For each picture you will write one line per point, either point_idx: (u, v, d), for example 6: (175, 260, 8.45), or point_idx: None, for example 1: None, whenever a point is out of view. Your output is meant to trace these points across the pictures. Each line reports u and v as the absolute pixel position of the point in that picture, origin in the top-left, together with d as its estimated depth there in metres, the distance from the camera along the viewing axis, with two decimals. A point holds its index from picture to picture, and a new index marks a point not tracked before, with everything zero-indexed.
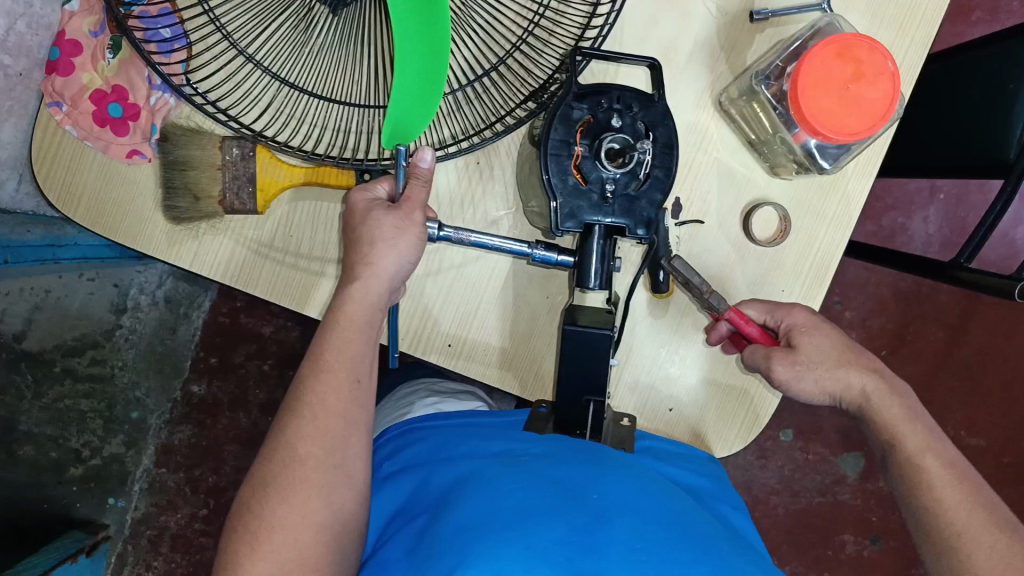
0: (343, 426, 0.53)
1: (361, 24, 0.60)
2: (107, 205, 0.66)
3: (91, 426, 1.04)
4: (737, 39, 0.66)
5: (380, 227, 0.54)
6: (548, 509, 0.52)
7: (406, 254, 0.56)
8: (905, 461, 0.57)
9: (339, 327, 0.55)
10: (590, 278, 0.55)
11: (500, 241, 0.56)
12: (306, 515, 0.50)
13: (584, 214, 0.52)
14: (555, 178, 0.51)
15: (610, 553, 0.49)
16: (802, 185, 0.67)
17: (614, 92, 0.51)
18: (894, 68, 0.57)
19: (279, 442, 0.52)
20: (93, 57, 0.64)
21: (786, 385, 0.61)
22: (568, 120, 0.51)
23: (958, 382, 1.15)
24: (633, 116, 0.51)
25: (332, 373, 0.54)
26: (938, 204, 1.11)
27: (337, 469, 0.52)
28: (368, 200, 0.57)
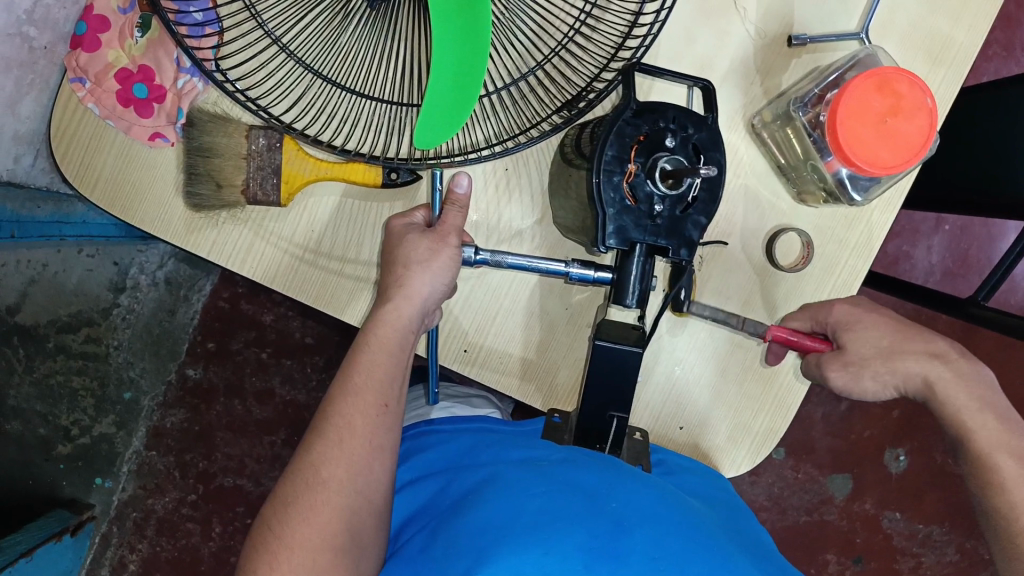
0: (366, 451, 0.55)
1: (401, 21, 0.60)
2: (124, 186, 0.64)
3: (82, 404, 1.02)
4: (773, 63, 0.66)
5: (415, 249, 0.58)
6: (571, 514, 0.53)
7: (440, 276, 0.59)
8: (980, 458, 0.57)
9: (370, 348, 0.58)
10: (628, 295, 0.57)
11: (535, 261, 0.59)
12: (327, 535, 0.52)
13: (630, 231, 0.53)
14: (607, 193, 0.53)
15: (630, 562, 0.50)
16: (826, 214, 0.68)
17: (670, 112, 0.53)
18: (933, 104, 0.58)
19: (304, 463, 0.54)
20: (121, 34, 0.63)
21: (844, 387, 0.63)
22: (621, 138, 0.53)
23: None
24: (686, 137, 0.53)
25: (361, 397, 0.56)
26: (943, 234, 1.12)
27: (360, 494, 0.54)
28: (405, 226, 0.61)
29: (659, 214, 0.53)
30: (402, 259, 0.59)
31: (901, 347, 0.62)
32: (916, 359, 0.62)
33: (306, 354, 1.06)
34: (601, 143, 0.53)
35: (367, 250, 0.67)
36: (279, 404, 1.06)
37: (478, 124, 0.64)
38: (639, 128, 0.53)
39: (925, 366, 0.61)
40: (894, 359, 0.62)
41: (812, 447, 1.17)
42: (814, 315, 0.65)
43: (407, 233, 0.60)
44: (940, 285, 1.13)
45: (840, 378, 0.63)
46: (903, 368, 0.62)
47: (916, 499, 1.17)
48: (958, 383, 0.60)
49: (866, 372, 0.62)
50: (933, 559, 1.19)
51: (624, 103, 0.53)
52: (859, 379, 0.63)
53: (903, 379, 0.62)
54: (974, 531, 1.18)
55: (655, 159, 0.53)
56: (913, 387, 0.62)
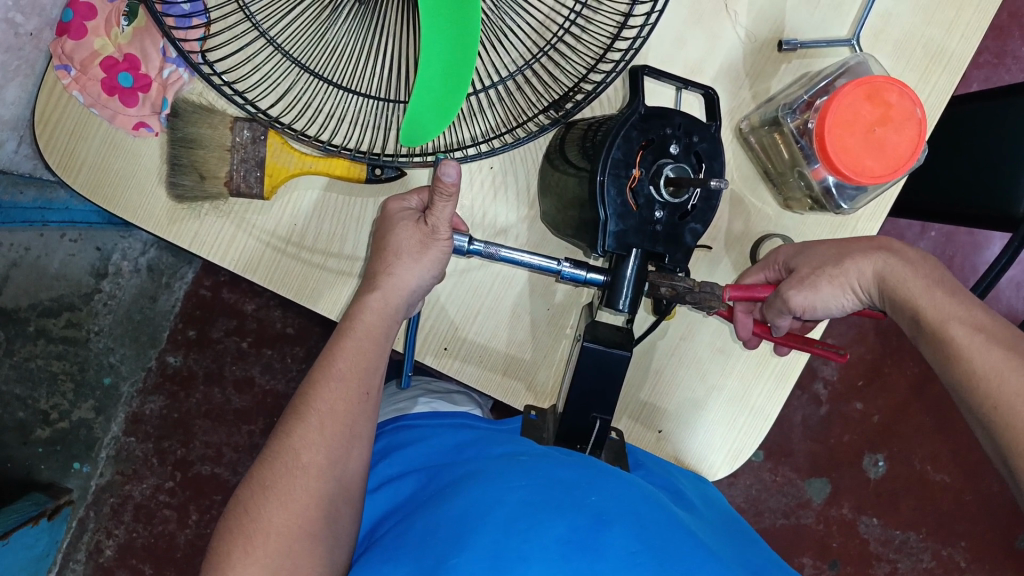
0: (344, 439, 0.55)
1: (390, 18, 0.60)
2: (109, 174, 0.64)
3: (61, 388, 1.02)
4: (763, 68, 0.67)
5: (405, 240, 0.58)
6: (549, 507, 0.53)
7: (427, 270, 0.59)
8: (937, 328, 0.55)
9: (355, 335, 0.58)
10: (619, 300, 0.57)
11: (529, 257, 0.59)
12: (303, 521, 0.52)
13: (629, 235, 0.55)
14: (609, 194, 0.54)
15: (605, 552, 0.51)
16: (811, 220, 0.69)
17: (677, 119, 0.55)
18: (922, 115, 0.58)
19: (283, 446, 0.54)
20: (107, 22, 0.62)
21: (806, 306, 0.61)
22: (629, 141, 0.55)
23: (926, 417, 1.18)
24: (689, 144, 0.55)
25: (345, 382, 0.57)
26: (928, 240, 1.13)
27: (338, 482, 0.54)
28: (402, 209, 0.60)
29: (658, 220, 0.55)
30: (392, 248, 0.59)
31: (838, 258, 0.61)
32: (864, 263, 0.60)
33: (285, 343, 1.07)
34: (607, 144, 0.55)
35: (350, 247, 0.67)
36: (258, 393, 1.06)
37: (464, 122, 0.64)
38: (645, 133, 0.55)
39: (871, 264, 0.60)
40: (842, 261, 0.60)
41: (789, 450, 1.18)
42: (767, 262, 0.65)
43: (401, 220, 0.59)
44: None
45: (802, 300, 0.61)
46: (855, 266, 0.60)
47: (892, 504, 1.19)
48: (907, 269, 0.58)
49: (825, 274, 0.61)
50: (909, 566, 1.20)
51: (633, 108, 0.55)
52: (816, 288, 0.61)
53: (859, 277, 0.60)
54: (948, 537, 1.19)
55: (659, 166, 0.55)
56: (868, 283, 0.60)
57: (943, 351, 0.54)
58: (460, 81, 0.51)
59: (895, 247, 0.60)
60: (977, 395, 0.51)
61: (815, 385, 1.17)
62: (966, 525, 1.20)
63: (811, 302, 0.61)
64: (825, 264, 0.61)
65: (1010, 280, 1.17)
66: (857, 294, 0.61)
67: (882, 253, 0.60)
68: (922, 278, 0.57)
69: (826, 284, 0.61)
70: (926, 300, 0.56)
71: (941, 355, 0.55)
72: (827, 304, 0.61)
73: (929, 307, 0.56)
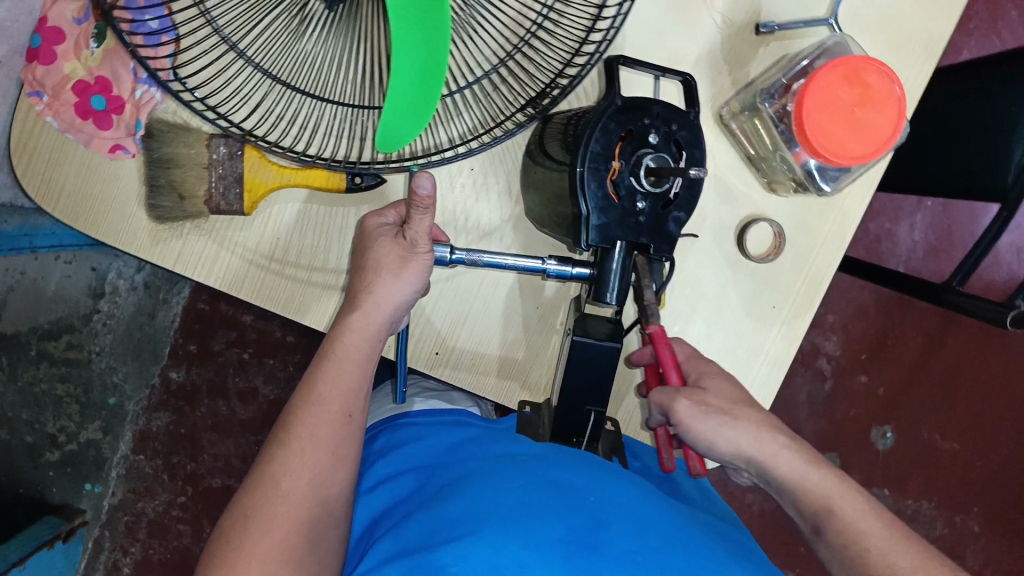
0: (327, 462, 0.55)
1: (363, 23, 0.58)
2: (88, 200, 0.64)
3: (67, 411, 1.03)
4: (741, 52, 0.65)
5: (386, 257, 0.57)
6: (546, 506, 0.52)
7: (411, 287, 0.57)
8: (848, 527, 0.52)
9: (336, 356, 0.57)
10: (607, 292, 0.56)
11: (512, 259, 0.58)
12: (285, 549, 0.52)
13: (612, 229, 0.54)
14: (590, 188, 0.53)
15: (604, 550, 0.50)
16: (798, 203, 0.67)
17: (655, 108, 0.54)
18: (901, 93, 0.57)
19: (264, 474, 0.54)
20: (76, 46, 0.61)
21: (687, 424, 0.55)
22: (608, 132, 0.53)
23: (934, 388, 1.18)
24: (668, 133, 0.54)
25: (327, 407, 0.56)
26: (925, 211, 1.12)
27: (323, 507, 0.54)
28: (379, 225, 0.60)
29: (642, 211, 0.54)
30: (372, 265, 0.58)
31: (741, 409, 0.56)
32: (770, 437, 0.55)
33: (285, 352, 1.06)
34: (586, 136, 0.53)
35: (334, 259, 0.67)
36: (262, 403, 1.06)
37: (441, 124, 0.63)
38: (624, 125, 0.53)
39: (776, 444, 0.55)
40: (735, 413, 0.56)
41: (797, 429, 1.17)
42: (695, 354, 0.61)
43: (379, 236, 0.58)
44: (923, 262, 1.13)
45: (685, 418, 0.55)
46: (742, 422, 0.55)
47: (900, 475, 1.19)
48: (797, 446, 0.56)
49: (728, 421, 0.55)
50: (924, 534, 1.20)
51: (610, 98, 0.53)
52: (705, 417, 0.55)
53: (758, 450, 0.55)
54: (961, 505, 1.21)
55: (638, 156, 0.53)
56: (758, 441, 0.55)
57: (850, 552, 0.51)
58: (433, 82, 0.50)
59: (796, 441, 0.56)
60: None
61: (818, 362, 1.16)
62: (972, 490, 1.21)
63: (699, 433, 0.55)
64: (727, 408, 0.56)
65: (1011, 245, 1.15)
66: (744, 462, 0.56)
67: (789, 440, 0.56)
68: (830, 479, 0.54)
69: (717, 428, 0.55)
70: (839, 501, 0.53)
71: (855, 562, 0.51)
72: (709, 449, 0.55)
73: (844, 509, 0.53)
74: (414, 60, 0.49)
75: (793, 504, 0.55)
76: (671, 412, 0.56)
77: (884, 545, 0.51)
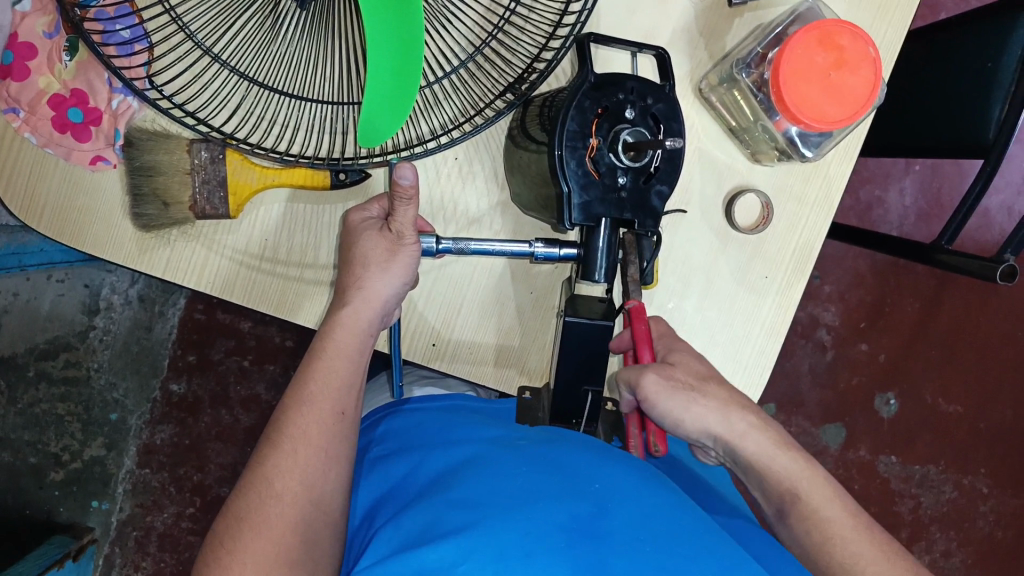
0: (321, 461, 0.54)
1: (336, 18, 0.58)
2: (72, 213, 0.63)
3: (69, 429, 1.03)
4: (716, 24, 0.65)
5: (373, 249, 0.57)
6: (549, 493, 0.51)
7: (397, 278, 0.58)
8: (812, 514, 0.53)
9: (326, 355, 0.57)
10: (596, 271, 0.56)
11: (499, 246, 0.58)
12: (280, 548, 0.51)
13: (595, 206, 0.53)
14: (570, 167, 0.52)
15: (610, 541, 0.48)
16: (783, 171, 0.66)
17: (629, 83, 0.54)
18: (876, 54, 0.57)
19: (256, 475, 0.54)
20: (49, 60, 0.61)
21: (651, 399, 0.54)
22: (583, 111, 0.53)
23: (934, 351, 1.18)
24: (645, 107, 0.54)
25: (316, 405, 0.55)
26: (914, 175, 1.12)
27: (316, 506, 0.53)
28: (364, 219, 0.59)
29: (623, 186, 0.54)
30: (359, 260, 0.58)
31: (710, 386, 0.55)
32: (737, 416, 0.55)
33: (285, 357, 1.06)
34: (562, 117, 0.52)
35: (324, 255, 0.67)
36: (264, 409, 1.06)
37: (420, 116, 0.62)
38: (598, 102, 0.53)
39: (743, 423, 0.55)
40: (707, 391, 0.55)
41: (800, 401, 1.17)
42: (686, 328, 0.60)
43: (365, 230, 0.58)
44: (915, 227, 1.13)
45: (651, 393, 0.54)
46: (710, 402, 0.55)
47: (906, 441, 1.19)
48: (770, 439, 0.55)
49: (696, 399, 0.54)
50: (932, 498, 1.21)
51: (582, 76, 0.53)
52: (671, 394, 0.54)
53: (725, 428, 0.55)
54: (968, 467, 1.21)
55: (616, 132, 0.53)
56: (731, 426, 0.55)
57: (813, 539, 0.53)
58: (411, 74, 0.50)
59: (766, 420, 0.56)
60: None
61: (818, 333, 1.16)
62: (979, 452, 1.21)
63: (664, 409, 0.54)
64: (696, 385, 0.55)
65: (1000, 204, 1.16)
66: (710, 439, 0.56)
67: (760, 420, 0.56)
68: (797, 464, 0.55)
69: (684, 405, 0.54)
70: (804, 486, 0.54)
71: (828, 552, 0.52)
72: (674, 425, 0.55)
73: (810, 495, 0.54)
74: (388, 46, 0.49)
75: (759, 486, 0.55)
76: (638, 388, 0.55)
77: (845, 535, 0.52)
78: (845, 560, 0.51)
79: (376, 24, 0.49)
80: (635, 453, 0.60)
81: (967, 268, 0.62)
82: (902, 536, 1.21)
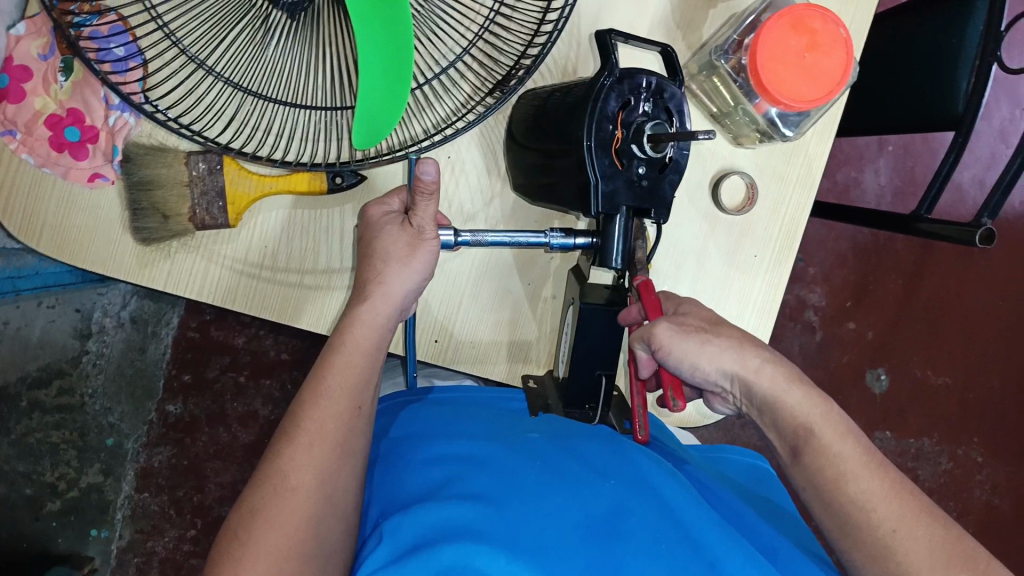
0: (335, 455, 0.53)
1: (325, 26, 0.59)
2: (71, 231, 0.64)
3: (65, 457, 1.03)
4: (692, 15, 0.67)
5: (393, 244, 0.58)
6: (564, 493, 0.50)
7: (418, 273, 0.58)
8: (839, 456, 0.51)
9: (344, 350, 0.57)
10: (613, 256, 0.57)
11: (511, 236, 0.59)
12: (292, 543, 0.50)
13: (621, 195, 0.54)
14: (595, 159, 0.53)
15: (623, 541, 0.48)
16: (765, 153, 0.69)
17: (644, 77, 0.53)
18: (847, 35, 0.59)
19: (273, 467, 0.52)
20: (44, 81, 0.62)
21: (666, 345, 0.54)
22: (605, 106, 0.52)
23: (918, 326, 1.21)
24: (662, 101, 0.53)
25: (336, 400, 0.55)
26: (887, 156, 1.15)
27: (329, 502, 0.52)
28: (384, 213, 0.60)
29: (642, 177, 0.54)
30: (380, 254, 0.58)
31: (723, 327, 0.55)
32: (751, 351, 0.54)
33: (283, 370, 1.07)
34: (585, 112, 0.52)
35: (324, 259, 0.68)
36: (264, 424, 1.06)
37: (413, 117, 0.64)
38: (620, 96, 0.53)
39: (757, 357, 0.54)
40: (720, 331, 0.55)
41: None
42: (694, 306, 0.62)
43: (385, 225, 0.59)
44: (892, 205, 1.16)
45: (666, 336, 0.54)
46: (724, 341, 0.54)
47: (898, 417, 1.22)
48: (789, 380, 0.54)
49: (710, 338, 0.54)
50: (929, 471, 1.23)
51: (603, 73, 0.53)
52: (685, 335, 0.54)
53: (740, 365, 0.54)
54: (962, 438, 1.24)
55: (639, 125, 0.52)
56: (745, 364, 0.54)
57: (825, 476, 0.51)
58: (401, 75, 0.51)
59: (779, 356, 0.55)
60: (863, 533, 0.49)
61: (805, 315, 1.19)
62: (968, 423, 1.25)
63: (680, 354, 0.54)
64: (708, 328, 0.55)
65: (971, 179, 1.20)
66: (728, 382, 0.55)
67: (773, 356, 0.55)
68: (812, 399, 0.53)
69: (698, 346, 0.54)
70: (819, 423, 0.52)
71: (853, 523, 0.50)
72: (691, 370, 0.54)
73: (825, 431, 0.52)
74: (378, 45, 0.50)
75: (775, 425, 0.54)
76: (651, 339, 0.54)
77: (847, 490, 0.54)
78: (857, 496, 0.50)
79: (364, 44, 0.50)
80: (641, 438, 0.60)
81: (946, 236, 0.65)
82: None
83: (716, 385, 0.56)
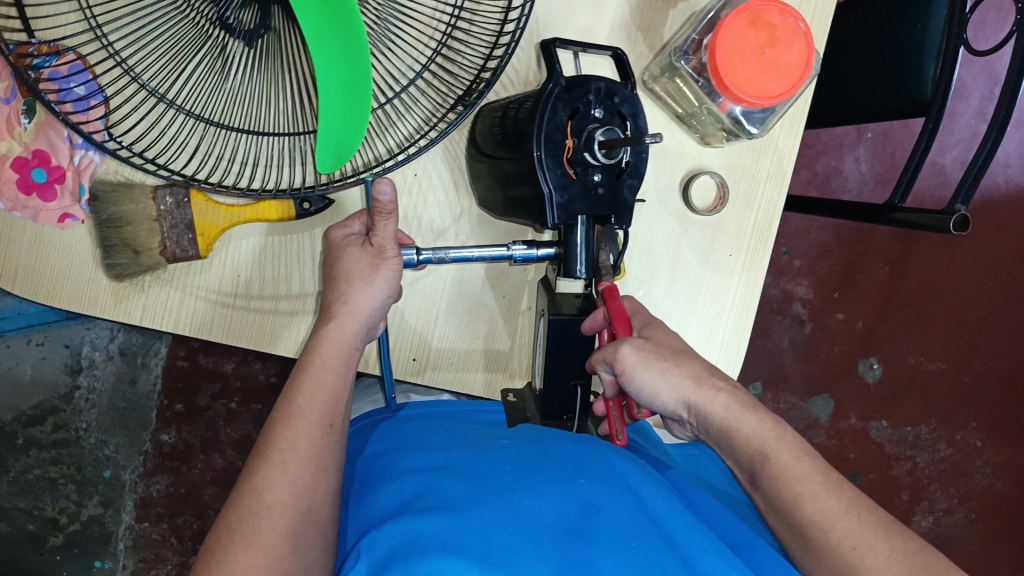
0: (310, 471, 0.53)
1: (285, 50, 0.59)
2: (45, 272, 0.64)
3: (65, 491, 1.04)
4: (652, 18, 0.67)
5: (358, 265, 0.58)
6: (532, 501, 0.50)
7: (382, 290, 0.58)
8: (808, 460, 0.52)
9: (313, 368, 0.57)
10: (578, 265, 0.56)
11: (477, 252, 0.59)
12: (270, 558, 0.49)
13: (575, 204, 0.53)
14: (548, 169, 0.52)
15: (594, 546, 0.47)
16: (734, 151, 0.68)
17: (594, 83, 0.53)
18: (807, 28, 0.59)
19: (247, 487, 0.52)
20: (8, 124, 0.63)
21: (628, 371, 0.55)
22: (555, 115, 0.52)
23: (909, 312, 1.21)
24: (614, 107, 0.53)
25: (306, 418, 0.55)
26: (867, 142, 1.15)
27: (306, 517, 0.51)
28: (346, 235, 0.61)
29: (598, 184, 0.54)
30: (343, 276, 0.59)
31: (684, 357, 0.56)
32: (708, 380, 0.55)
33: (272, 394, 1.07)
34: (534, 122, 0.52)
35: (297, 284, 0.68)
36: None
37: (376, 137, 0.64)
38: (570, 104, 0.53)
39: (713, 387, 0.55)
40: (677, 357, 0.56)
41: (786, 375, 1.20)
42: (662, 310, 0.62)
43: (346, 246, 0.60)
44: (874, 193, 1.16)
45: (629, 362, 0.54)
46: (682, 368, 0.55)
47: (892, 405, 1.23)
48: (743, 410, 0.55)
49: (668, 367, 0.55)
50: (927, 458, 1.24)
51: (552, 81, 0.52)
52: (648, 362, 0.54)
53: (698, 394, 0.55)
54: (957, 423, 1.25)
55: (589, 132, 0.53)
56: (702, 395, 0.55)
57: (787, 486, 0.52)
58: (360, 93, 0.51)
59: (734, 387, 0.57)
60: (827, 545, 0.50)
61: (794, 307, 1.18)
62: (964, 406, 1.25)
63: (641, 381, 0.54)
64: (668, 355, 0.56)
65: (953, 161, 1.19)
66: (684, 409, 0.56)
67: (727, 386, 0.56)
68: (766, 425, 0.55)
69: (660, 374, 0.55)
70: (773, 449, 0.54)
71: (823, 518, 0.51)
72: (651, 398, 0.55)
73: (780, 454, 0.53)
74: (336, 67, 0.50)
75: (730, 451, 0.55)
76: (615, 362, 0.55)
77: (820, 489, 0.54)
78: (813, 515, 0.51)
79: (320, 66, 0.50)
80: (619, 443, 0.59)
81: (922, 223, 0.64)
82: (898, 496, 1.25)
83: (672, 414, 0.57)
